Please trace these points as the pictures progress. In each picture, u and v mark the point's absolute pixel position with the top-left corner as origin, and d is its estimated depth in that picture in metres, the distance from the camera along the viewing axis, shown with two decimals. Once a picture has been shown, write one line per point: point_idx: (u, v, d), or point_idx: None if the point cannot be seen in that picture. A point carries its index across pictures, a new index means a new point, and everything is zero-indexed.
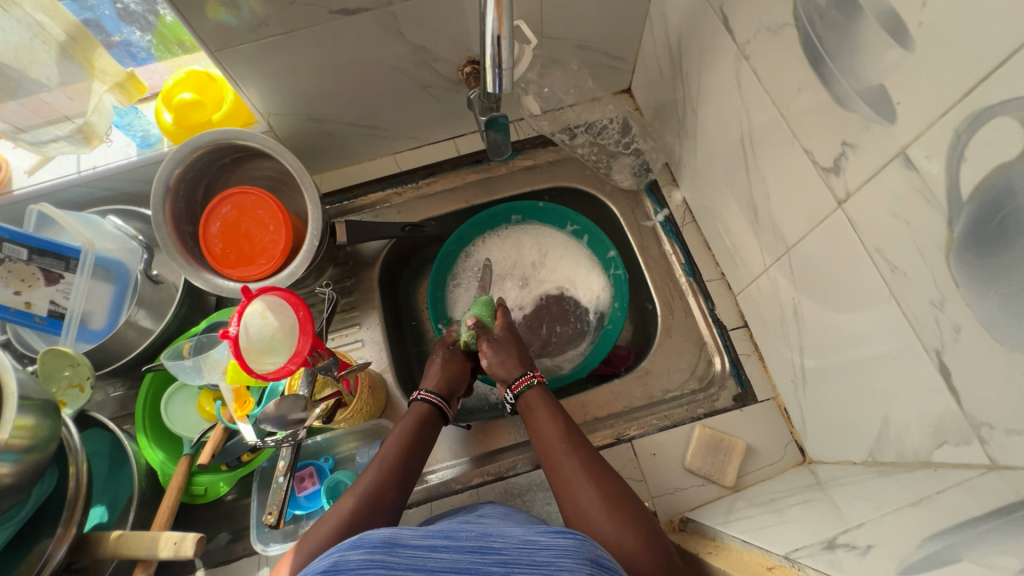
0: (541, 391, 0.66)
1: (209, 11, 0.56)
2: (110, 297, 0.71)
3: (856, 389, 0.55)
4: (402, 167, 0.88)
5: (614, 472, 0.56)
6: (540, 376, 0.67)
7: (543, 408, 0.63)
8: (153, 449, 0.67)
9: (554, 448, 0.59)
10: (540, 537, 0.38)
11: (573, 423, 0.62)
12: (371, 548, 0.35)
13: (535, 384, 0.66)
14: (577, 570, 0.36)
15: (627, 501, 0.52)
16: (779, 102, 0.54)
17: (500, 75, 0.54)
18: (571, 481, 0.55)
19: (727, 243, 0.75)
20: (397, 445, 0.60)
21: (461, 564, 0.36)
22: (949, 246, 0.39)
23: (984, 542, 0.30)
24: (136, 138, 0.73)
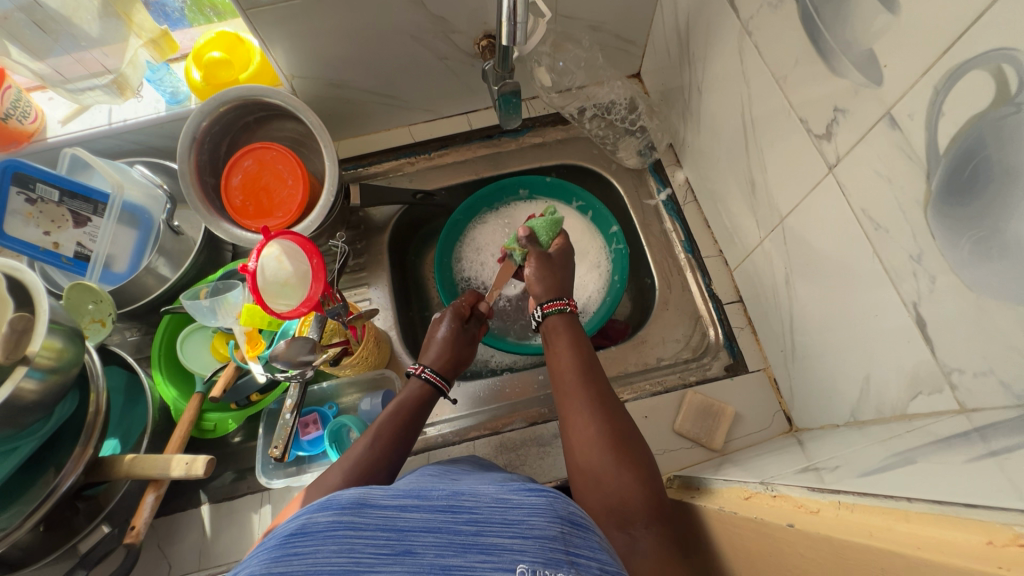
0: (569, 319, 0.66)
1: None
2: (133, 243, 0.75)
3: (840, 349, 0.57)
4: (416, 138, 0.91)
5: (629, 421, 0.55)
6: (572, 305, 0.67)
7: (564, 341, 0.63)
8: (166, 386, 0.71)
9: (568, 379, 0.59)
10: (511, 496, 0.37)
11: (593, 355, 0.62)
12: (340, 509, 0.32)
13: (565, 309, 0.66)
14: (549, 529, 0.35)
15: (630, 440, 0.53)
16: (778, 73, 0.57)
17: (517, 32, 0.57)
18: (578, 412, 0.56)
19: (726, 220, 0.77)
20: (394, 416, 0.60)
21: (432, 524, 0.33)
22: (927, 200, 0.42)
23: (946, 454, 0.32)
24: (165, 94, 0.76)
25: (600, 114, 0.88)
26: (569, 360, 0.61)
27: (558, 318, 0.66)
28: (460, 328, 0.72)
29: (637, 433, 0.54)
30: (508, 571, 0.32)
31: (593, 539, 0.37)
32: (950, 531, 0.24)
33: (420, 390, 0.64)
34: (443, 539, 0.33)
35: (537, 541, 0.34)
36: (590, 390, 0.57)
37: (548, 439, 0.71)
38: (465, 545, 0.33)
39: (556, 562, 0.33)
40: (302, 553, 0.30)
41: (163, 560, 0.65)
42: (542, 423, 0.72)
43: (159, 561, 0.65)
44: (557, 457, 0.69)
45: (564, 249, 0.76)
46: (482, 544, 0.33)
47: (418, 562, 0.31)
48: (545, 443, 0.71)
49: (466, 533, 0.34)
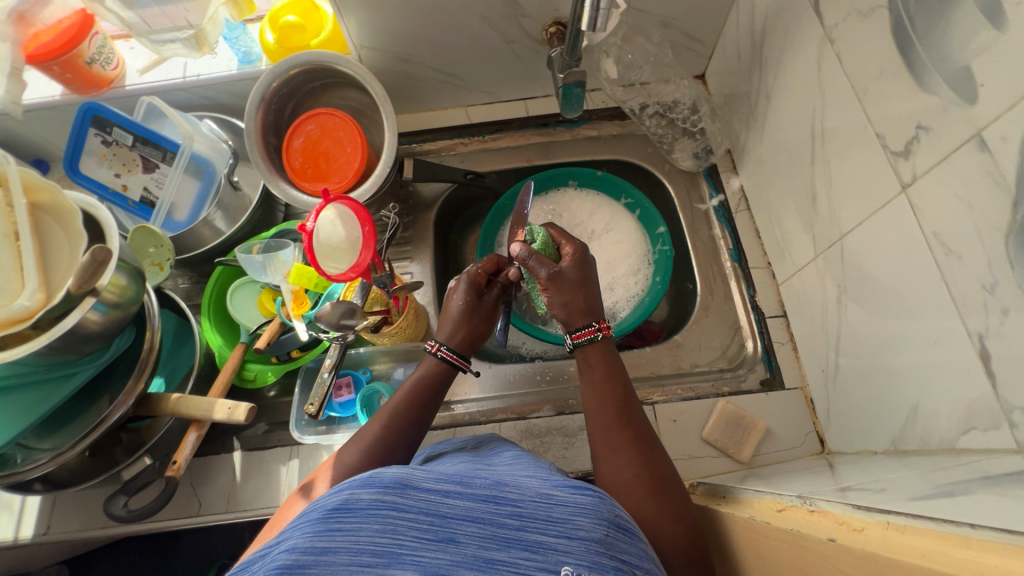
0: (603, 349, 0.61)
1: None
2: (195, 193, 0.77)
3: (890, 376, 0.55)
4: (472, 119, 0.92)
5: (669, 467, 0.52)
6: (604, 330, 0.61)
7: (600, 374, 0.59)
8: (213, 333, 0.73)
9: (607, 416, 0.56)
10: (556, 491, 0.37)
11: (631, 389, 0.58)
12: (382, 489, 0.34)
13: (596, 338, 0.60)
14: (594, 531, 0.36)
15: (671, 487, 0.50)
16: (858, 84, 0.55)
17: (598, 15, 0.57)
18: (614, 455, 0.53)
19: (779, 232, 0.76)
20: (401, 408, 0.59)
21: (475, 513, 0.35)
22: (1010, 229, 0.40)
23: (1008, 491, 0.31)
24: (238, 54, 0.79)
25: (660, 111, 0.87)
26: (606, 396, 0.57)
27: (591, 347, 0.61)
28: (472, 300, 0.68)
29: (677, 478, 0.52)
30: (551, 572, 0.34)
31: (639, 545, 0.38)
32: (1017, 560, 0.23)
33: (434, 368, 0.63)
34: (486, 531, 0.34)
35: (581, 543, 0.35)
36: (628, 431, 0.54)
37: (574, 430, 0.71)
38: (508, 539, 0.34)
39: (600, 567, 0.34)
40: (346, 530, 0.33)
41: (194, 498, 0.68)
42: (569, 413, 0.72)
43: (191, 498, 0.68)
44: (581, 449, 0.70)
45: (579, 257, 0.66)
46: (526, 540, 0.35)
47: (461, 552, 0.33)
48: (570, 434, 0.71)
49: (509, 527, 0.35)
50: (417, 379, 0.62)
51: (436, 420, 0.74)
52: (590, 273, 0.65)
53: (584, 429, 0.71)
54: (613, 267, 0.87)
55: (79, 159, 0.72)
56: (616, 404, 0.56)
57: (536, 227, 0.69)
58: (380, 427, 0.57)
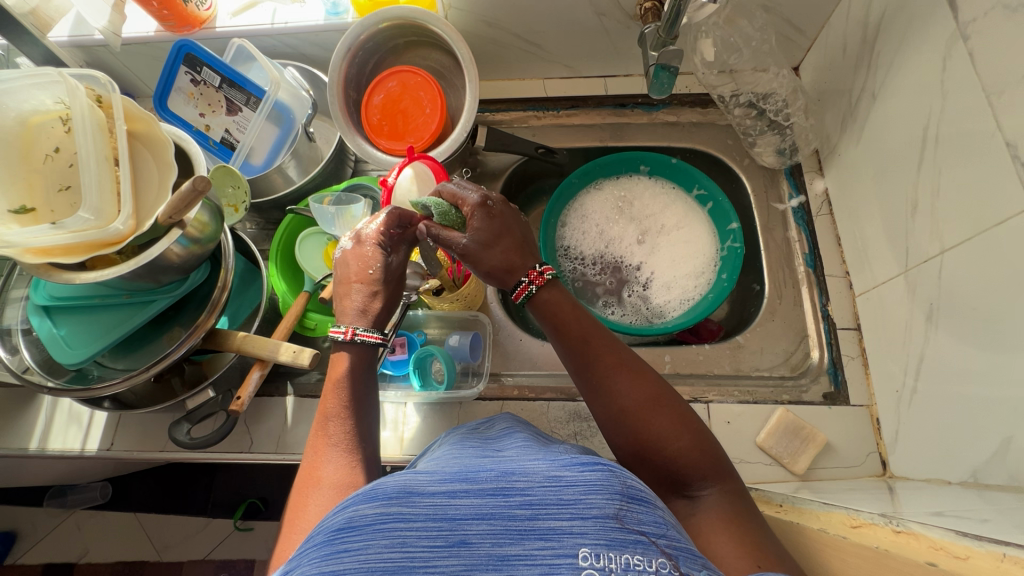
0: (546, 297, 0.56)
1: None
2: (273, 139, 0.78)
3: (980, 405, 0.52)
4: (549, 93, 0.90)
5: (657, 381, 0.52)
6: (537, 279, 0.56)
7: (554, 311, 0.55)
8: (278, 280, 0.74)
9: (577, 352, 0.54)
10: (565, 472, 0.34)
11: (590, 320, 0.55)
12: (385, 502, 0.32)
13: (534, 293, 0.56)
14: (608, 507, 0.33)
15: (666, 400, 0.50)
16: (991, 88, 0.50)
17: None
18: (602, 395, 0.52)
19: (864, 241, 0.72)
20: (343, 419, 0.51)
21: (484, 510, 0.32)
22: None
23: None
24: (326, 5, 0.79)
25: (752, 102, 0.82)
26: (569, 331, 0.54)
27: (534, 305, 0.56)
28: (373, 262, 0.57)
29: (667, 387, 0.52)
30: (569, 557, 0.31)
31: (656, 512, 0.34)
32: None
33: (353, 357, 0.54)
34: (498, 527, 0.31)
35: (597, 522, 0.32)
36: (602, 366, 0.52)
37: None
38: (522, 531, 0.31)
39: (620, 544, 0.31)
40: (353, 549, 0.30)
41: (247, 435, 0.71)
42: None
43: (244, 435, 0.71)
44: None
45: (485, 204, 0.57)
46: (540, 529, 0.32)
47: (475, 554, 0.30)
48: None
49: (522, 518, 0.32)
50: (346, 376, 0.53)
51: (484, 391, 0.74)
52: (507, 216, 0.58)
53: None
54: (676, 264, 0.85)
55: (168, 95, 0.74)
56: (580, 337, 0.54)
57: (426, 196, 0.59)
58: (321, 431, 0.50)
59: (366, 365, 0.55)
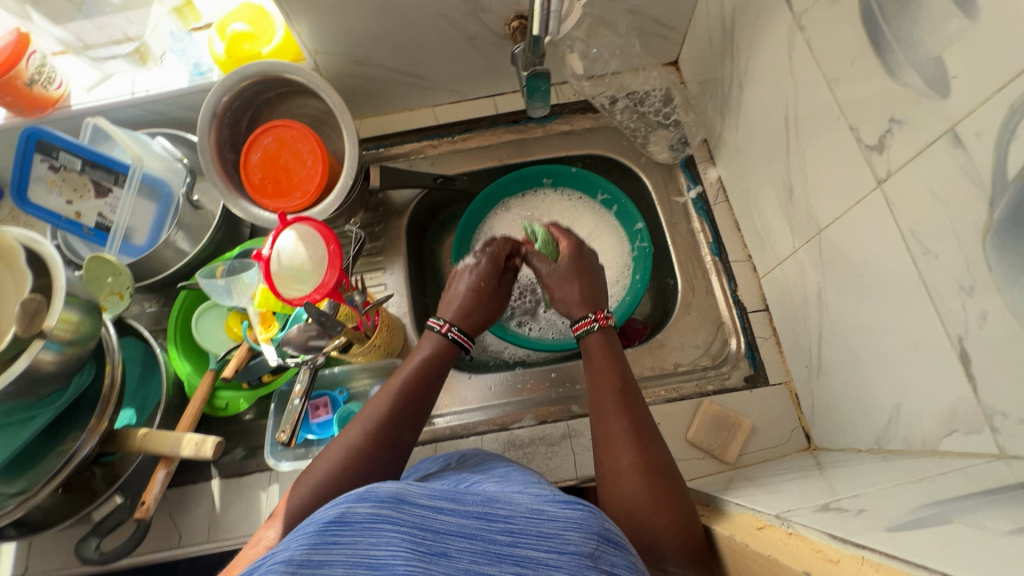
0: (602, 342, 0.63)
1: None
2: (152, 216, 0.74)
3: (872, 374, 0.54)
4: (440, 120, 0.89)
5: (666, 457, 0.54)
6: (603, 320, 0.64)
7: (603, 358, 0.62)
8: (181, 362, 0.70)
9: (605, 401, 0.58)
10: (547, 506, 0.35)
11: (633, 382, 0.60)
12: (378, 503, 0.32)
13: (594, 328, 0.64)
14: (584, 545, 0.34)
15: (669, 477, 0.52)
16: (830, 75, 0.52)
17: None
18: (614, 443, 0.55)
19: (758, 223, 0.74)
20: (394, 407, 0.57)
21: (469, 530, 0.33)
22: (987, 229, 0.38)
23: (995, 518, 0.30)
24: (188, 65, 0.76)
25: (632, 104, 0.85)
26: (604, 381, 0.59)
27: (597, 334, 0.63)
28: (490, 280, 0.67)
29: (675, 469, 0.53)
30: None
31: (624, 557, 0.36)
32: None
33: (439, 347, 0.63)
34: (479, 547, 0.32)
35: (571, 558, 0.33)
36: (630, 416, 0.56)
37: (556, 439, 0.70)
38: (500, 556, 0.32)
39: None
40: (340, 544, 0.30)
41: (173, 529, 0.67)
42: (552, 422, 0.71)
43: (170, 530, 0.67)
44: (565, 458, 0.69)
45: (578, 249, 0.70)
46: (516, 556, 0.33)
47: (453, 567, 0.31)
48: (553, 443, 0.70)
49: (501, 543, 0.33)
50: (414, 369, 0.60)
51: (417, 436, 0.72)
52: (592, 263, 0.69)
53: (567, 436, 0.70)
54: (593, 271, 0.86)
55: (26, 188, 0.68)
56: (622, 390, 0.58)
57: (535, 226, 0.72)
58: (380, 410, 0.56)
59: (439, 360, 0.62)
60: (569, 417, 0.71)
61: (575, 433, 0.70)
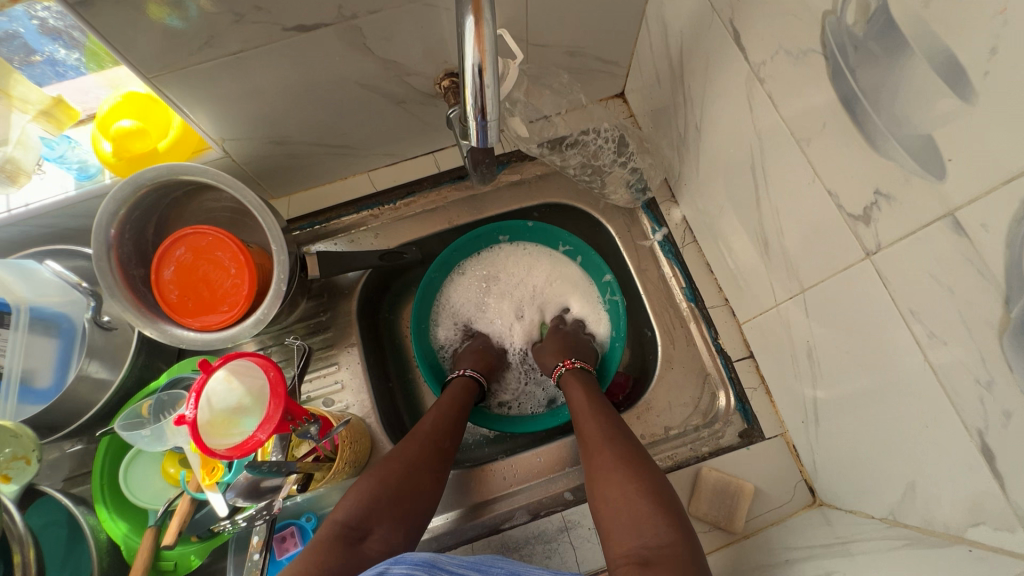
0: (581, 375, 0.70)
1: (148, 17, 0.48)
2: (55, 354, 0.63)
3: (878, 445, 0.50)
4: (378, 186, 0.81)
5: (642, 448, 0.58)
6: (569, 364, 0.71)
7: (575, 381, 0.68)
8: (114, 522, 0.61)
9: (585, 415, 0.63)
10: None
11: (604, 397, 0.66)
12: (412, 564, 0.42)
13: (563, 372, 0.70)
14: None
15: (644, 463, 0.55)
16: (798, 133, 0.48)
17: (486, 128, 0.45)
18: (593, 443, 0.59)
19: (732, 268, 0.69)
20: (438, 422, 0.65)
21: None
22: (1004, 327, 0.34)
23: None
24: (72, 170, 0.64)
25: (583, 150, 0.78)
26: (579, 398, 0.66)
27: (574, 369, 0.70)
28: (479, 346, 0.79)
29: (649, 458, 0.57)
30: None
31: None
32: None
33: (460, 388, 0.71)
34: None
35: None
36: (605, 419, 0.61)
37: (554, 534, 0.63)
38: None
39: None
40: None
41: None
42: (546, 515, 0.65)
43: None
44: (566, 554, 0.62)
45: (559, 326, 0.80)
46: None
47: None
48: (550, 539, 0.63)
49: None
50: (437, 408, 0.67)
51: None
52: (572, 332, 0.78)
53: (564, 528, 0.63)
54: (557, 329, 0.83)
55: None
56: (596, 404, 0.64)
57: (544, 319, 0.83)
58: (405, 449, 0.61)
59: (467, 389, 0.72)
60: (563, 506, 0.66)
61: (571, 524, 0.63)
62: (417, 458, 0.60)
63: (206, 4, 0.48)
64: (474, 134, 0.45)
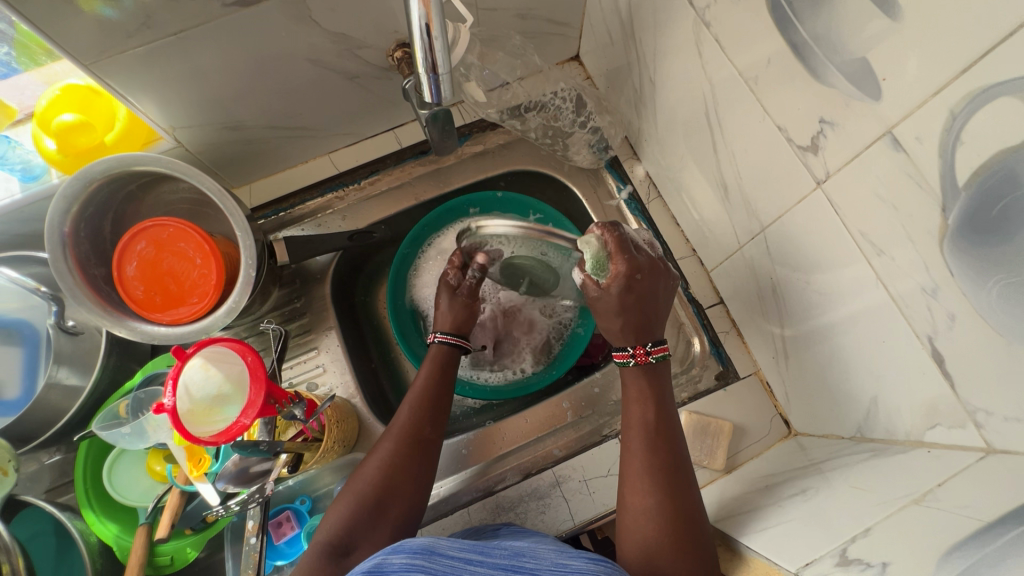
0: (640, 371, 0.60)
1: (80, 3, 0.46)
2: (21, 362, 0.63)
3: (841, 368, 0.53)
4: (340, 168, 0.80)
5: (695, 502, 0.54)
6: (641, 356, 0.60)
7: (638, 392, 0.60)
8: (104, 524, 0.60)
9: (640, 438, 0.57)
10: (571, 561, 0.40)
11: (668, 414, 0.59)
12: (411, 554, 0.38)
13: (631, 365, 0.60)
14: None
15: (691, 521, 0.52)
16: (746, 72, 0.49)
17: (437, 80, 0.44)
18: (642, 483, 0.54)
19: (695, 217, 0.71)
20: (414, 414, 0.61)
21: None
22: (942, 234, 0.37)
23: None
24: (15, 171, 0.62)
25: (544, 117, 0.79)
26: (640, 417, 0.58)
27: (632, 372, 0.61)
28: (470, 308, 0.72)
29: (699, 508, 0.54)
30: None
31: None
32: None
33: (439, 355, 0.67)
34: None
35: None
36: (662, 453, 0.56)
37: (546, 490, 0.65)
38: None
39: None
40: None
41: None
42: (538, 473, 0.66)
43: None
44: (559, 507, 0.64)
45: (631, 279, 0.59)
46: None
47: None
48: (543, 495, 0.65)
49: None
50: (422, 392, 0.63)
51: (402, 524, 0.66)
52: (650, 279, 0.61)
53: (556, 484, 0.65)
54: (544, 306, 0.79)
55: None
56: (655, 425, 0.57)
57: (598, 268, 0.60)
58: (394, 442, 0.58)
59: (446, 364, 0.67)
60: (554, 463, 0.67)
61: (563, 479, 0.65)
62: (411, 458, 0.58)
63: None
64: (427, 88, 0.45)
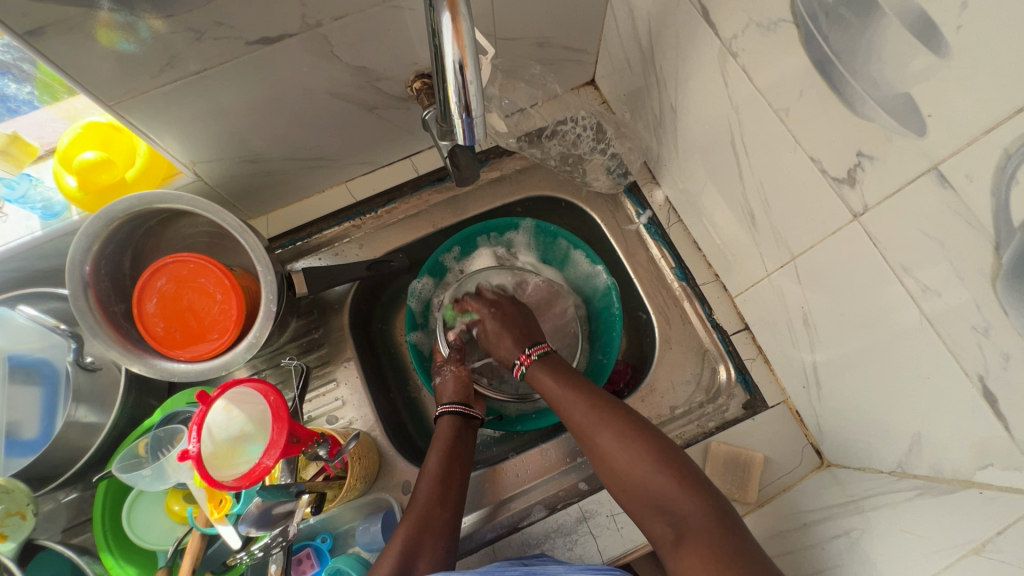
0: (540, 360, 0.68)
1: (103, 37, 0.46)
2: (39, 402, 0.62)
3: (881, 402, 0.51)
4: (358, 196, 0.79)
5: (636, 419, 0.59)
6: (526, 360, 0.69)
7: (544, 373, 0.66)
8: (122, 567, 0.58)
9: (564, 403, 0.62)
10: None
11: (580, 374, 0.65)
12: None
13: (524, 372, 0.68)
14: None
15: (643, 438, 0.56)
16: (776, 103, 0.49)
17: (472, 123, 0.43)
18: (588, 433, 0.59)
19: (717, 242, 0.70)
20: (431, 493, 0.60)
21: None
22: (996, 273, 0.35)
23: None
24: (36, 210, 0.62)
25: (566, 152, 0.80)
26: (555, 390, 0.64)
27: (535, 365, 0.67)
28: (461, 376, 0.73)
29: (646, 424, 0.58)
30: None
31: None
32: None
33: (451, 432, 0.67)
34: None
35: None
36: (589, 405, 0.60)
37: (572, 526, 0.63)
38: None
39: None
40: None
41: None
42: (563, 509, 0.65)
43: None
44: (587, 545, 0.62)
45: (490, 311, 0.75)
46: None
47: None
48: (570, 531, 0.62)
49: None
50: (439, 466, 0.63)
51: None
52: (512, 312, 0.75)
53: (583, 520, 0.63)
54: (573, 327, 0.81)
55: None
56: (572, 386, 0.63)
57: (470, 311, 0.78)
58: (409, 529, 0.56)
59: (454, 438, 0.66)
60: (579, 498, 0.66)
61: (589, 514, 0.63)
62: (426, 540, 0.56)
63: (166, 20, 0.46)
64: (460, 134, 0.43)
